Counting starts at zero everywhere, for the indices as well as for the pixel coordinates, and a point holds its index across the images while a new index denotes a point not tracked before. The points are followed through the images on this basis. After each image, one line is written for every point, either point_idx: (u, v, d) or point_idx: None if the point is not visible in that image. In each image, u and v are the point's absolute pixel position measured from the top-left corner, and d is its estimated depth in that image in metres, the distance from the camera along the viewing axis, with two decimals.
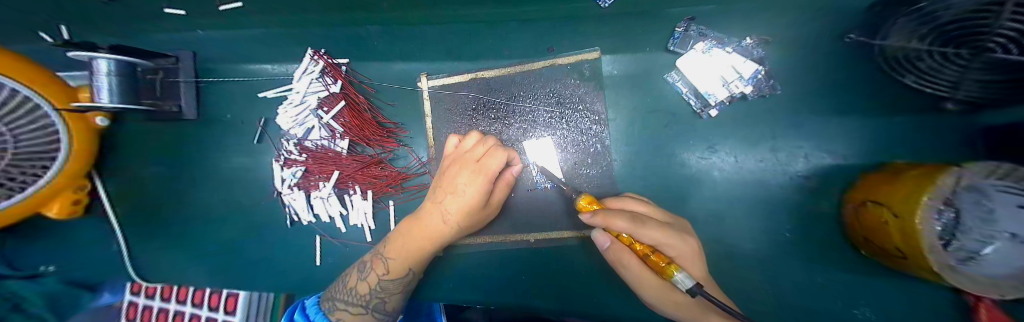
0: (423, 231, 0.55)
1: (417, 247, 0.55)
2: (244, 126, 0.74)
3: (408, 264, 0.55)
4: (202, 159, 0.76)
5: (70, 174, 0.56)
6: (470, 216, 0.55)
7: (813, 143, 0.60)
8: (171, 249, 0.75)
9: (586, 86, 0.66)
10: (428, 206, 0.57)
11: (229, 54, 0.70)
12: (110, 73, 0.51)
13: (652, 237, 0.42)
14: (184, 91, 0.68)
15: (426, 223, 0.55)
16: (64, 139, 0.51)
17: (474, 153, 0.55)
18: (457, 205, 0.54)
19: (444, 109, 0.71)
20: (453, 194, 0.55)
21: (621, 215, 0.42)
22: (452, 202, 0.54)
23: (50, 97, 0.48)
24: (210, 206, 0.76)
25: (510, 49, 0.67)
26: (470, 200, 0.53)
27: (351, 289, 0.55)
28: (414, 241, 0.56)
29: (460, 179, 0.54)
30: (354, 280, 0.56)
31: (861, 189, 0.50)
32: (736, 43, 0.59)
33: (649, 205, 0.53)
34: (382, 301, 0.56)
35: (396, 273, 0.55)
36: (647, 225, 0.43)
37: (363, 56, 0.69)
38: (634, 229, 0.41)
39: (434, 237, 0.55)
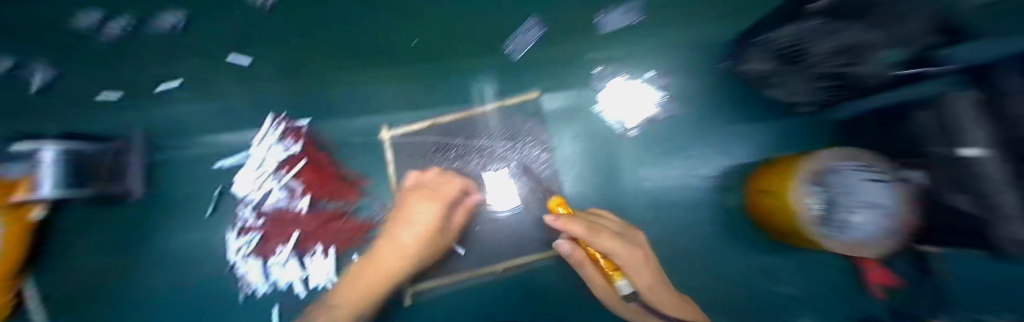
0: (375, 270, 0.58)
1: (366, 288, 0.57)
2: (198, 196, 0.73)
3: (359, 306, 0.57)
4: (142, 237, 0.71)
5: None
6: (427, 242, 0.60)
7: (719, 147, 0.72)
8: None
9: (531, 120, 0.75)
10: (382, 244, 0.61)
11: (181, 127, 0.70)
12: (57, 158, 0.56)
13: (613, 249, 0.49)
14: (131, 170, 0.67)
15: (381, 261, 0.58)
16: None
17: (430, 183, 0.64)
18: (411, 234, 0.58)
19: (406, 154, 0.76)
20: (405, 224, 0.59)
21: (580, 221, 0.50)
22: (406, 231, 0.58)
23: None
24: (147, 288, 0.69)
25: (462, 96, 0.76)
26: (424, 228, 0.58)
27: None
28: (366, 283, 0.57)
29: (416, 208, 0.59)
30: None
31: (750, 182, 0.62)
32: (644, 75, 0.73)
33: (610, 218, 0.61)
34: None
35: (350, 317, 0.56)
36: (602, 235, 0.50)
37: (323, 116, 0.73)
38: (593, 235, 0.49)
39: (388, 274, 0.58)
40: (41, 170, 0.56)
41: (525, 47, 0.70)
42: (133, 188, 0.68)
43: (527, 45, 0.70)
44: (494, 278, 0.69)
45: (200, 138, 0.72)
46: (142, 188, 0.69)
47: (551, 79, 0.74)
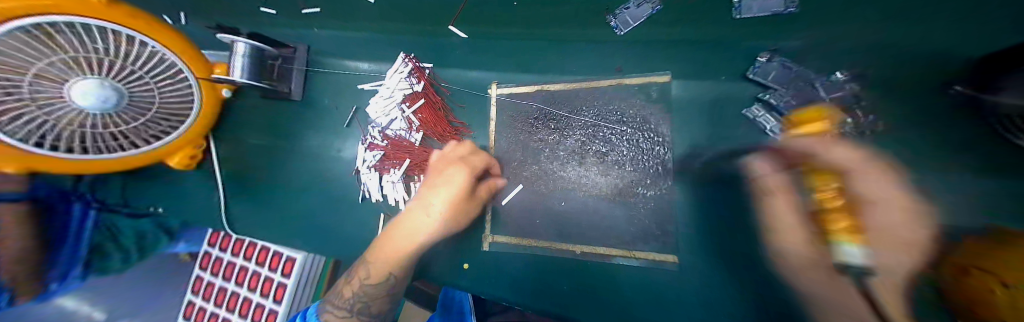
0: (407, 231, 0.59)
1: (399, 248, 0.59)
2: (335, 110, 0.86)
3: (386, 268, 0.58)
4: (294, 133, 0.88)
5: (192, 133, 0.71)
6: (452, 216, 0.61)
7: None
8: (257, 207, 0.87)
9: (652, 107, 0.67)
10: (410, 208, 0.62)
11: (335, 49, 0.83)
12: (243, 54, 0.67)
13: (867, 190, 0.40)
14: (294, 77, 0.82)
15: (404, 224, 0.60)
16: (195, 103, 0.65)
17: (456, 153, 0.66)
18: (442, 199, 0.60)
19: (509, 114, 0.77)
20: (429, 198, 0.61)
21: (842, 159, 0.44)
22: (434, 196, 0.60)
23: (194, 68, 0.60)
24: (293, 173, 0.88)
25: (578, 66, 0.72)
26: (453, 193, 0.60)
27: (340, 292, 0.60)
28: (397, 243, 0.59)
29: (449, 172, 0.61)
30: (343, 286, 0.60)
31: None
32: (825, 77, 0.56)
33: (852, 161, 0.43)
34: (364, 307, 0.58)
35: (375, 278, 0.58)
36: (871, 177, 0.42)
37: (443, 61, 0.78)
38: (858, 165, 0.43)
39: (415, 238, 0.59)
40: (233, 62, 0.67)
41: (631, 22, 0.65)
42: (293, 92, 0.83)
43: (635, 21, 0.65)
44: (573, 257, 0.68)
45: (346, 62, 0.84)
46: (299, 94, 0.84)
47: (688, 65, 0.65)
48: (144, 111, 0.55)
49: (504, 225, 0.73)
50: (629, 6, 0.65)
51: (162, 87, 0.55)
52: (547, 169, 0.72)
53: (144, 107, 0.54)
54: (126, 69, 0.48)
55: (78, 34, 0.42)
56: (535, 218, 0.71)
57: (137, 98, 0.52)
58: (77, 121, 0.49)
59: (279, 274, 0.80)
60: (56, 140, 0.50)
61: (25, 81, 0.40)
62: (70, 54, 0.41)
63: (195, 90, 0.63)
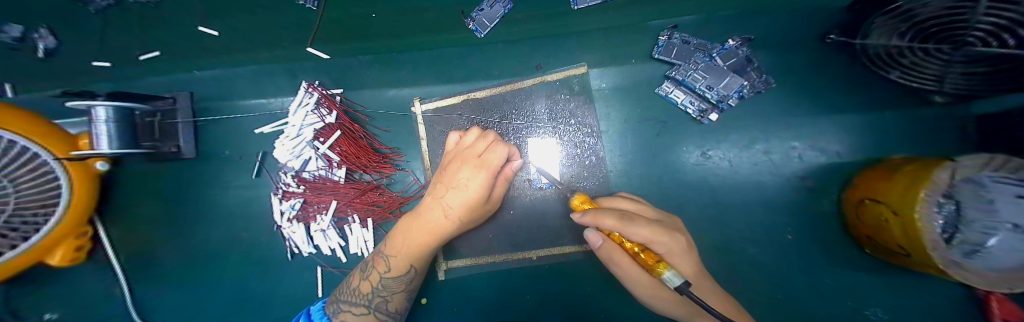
0: (422, 226, 0.53)
1: (416, 243, 0.53)
2: (242, 161, 0.75)
3: (408, 260, 0.53)
4: (201, 195, 0.76)
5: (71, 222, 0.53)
6: (472, 211, 0.54)
7: (805, 142, 0.60)
8: (172, 290, 0.74)
9: (576, 100, 0.66)
10: (428, 202, 0.55)
11: (225, 92, 0.72)
12: (110, 119, 0.51)
13: (640, 235, 0.41)
14: (182, 131, 0.69)
15: (425, 219, 0.53)
16: (65, 194, 0.50)
17: (475, 149, 0.55)
18: (460, 199, 0.52)
19: (438, 130, 0.71)
20: (453, 189, 0.53)
21: (610, 212, 0.42)
22: (454, 196, 0.52)
23: (53, 148, 0.47)
24: (209, 241, 0.76)
25: (500, 68, 0.69)
26: (473, 194, 0.52)
27: (353, 289, 0.53)
28: (414, 238, 0.53)
29: (464, 173, 0.53)
30: (358, 279, 0.54)
31: (859, 187, 0.51)
32: (720, 46, 0.59)
33: (641, 204, 0.52)
34: (383, 301, 0.53)
35: (396, 271, 0.53)
36: (637, 222, 0.42)
37: (355, 85, 0.70)
38: (623, 226, 0.40)
39: (435, 232, 0.53)
40: (95, 130, 0.51)
41: (489, 23, 0.59)
42: (184, 149, 0.70)
43: (490, 22, 0.59)
44: (530, 263, 0.67)
45: (247, 103, 0.74)
46: (192, 150, 0.71)
47: (604, 51, 0.64)
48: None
49: (457, 249, 0.68)
50: (482, 6, 0.58)
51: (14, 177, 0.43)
52: None
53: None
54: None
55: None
56: (487, 233, 0.68)
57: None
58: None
59: None
60: None
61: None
62: None
63: (65, 178, 0.49)
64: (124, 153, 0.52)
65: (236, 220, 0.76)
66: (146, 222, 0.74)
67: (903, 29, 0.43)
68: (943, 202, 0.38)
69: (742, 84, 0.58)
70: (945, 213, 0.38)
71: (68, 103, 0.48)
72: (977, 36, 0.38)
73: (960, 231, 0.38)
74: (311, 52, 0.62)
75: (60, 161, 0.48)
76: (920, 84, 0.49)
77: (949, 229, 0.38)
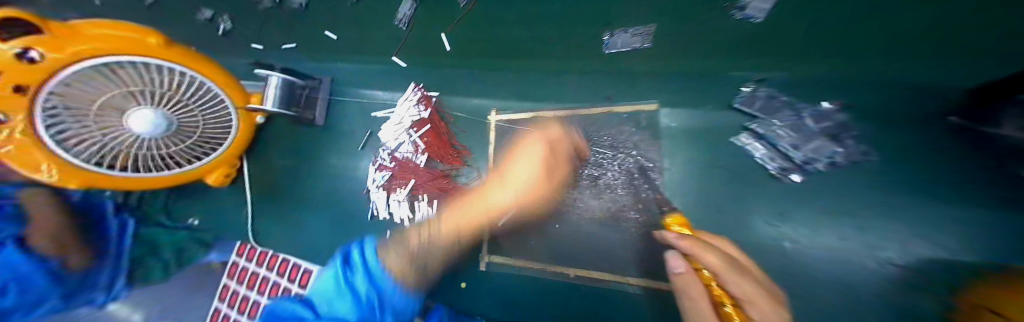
0: (484, 201, 0.65)
1: (470, 208, 0.63)
2: (352, 134, 0.95)
3: (459, 230, 0.58)
4: (315, 155, 0.98)
5: (232, 152, 0.79)
6: (538, 185, 0.68)
7: (912, 228, 0.53)
8: (282, 222, 0.96)
9: (641, 134, 0.70)
10: (490, 185, 0.70)
11: (353, 81, 0.92)
12: (275, 86, 0.76)
13: (740, 288, 0.37)
14: (319, 105, 0.92)
15: (484, 200, 0.65)
16: (233, 129, 0.74)
17: (530, 143, 0.72)
18: (512, 185, 0.67)
19: (506, 139, 0.81)
20: (503, 173, 0.71)
21: (717, 252, 0.41)
22: (517, 172, 0.67)
23: (234, 98, 0.69)
24: (312, 191, 0.97)
25: (575, 95, 0.77)
26: (536, 160, 0.68)
27: (421, 226, 0.54)
28: (468, 209, 0.63)
29: (525, 164, 0.68)
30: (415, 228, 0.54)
31: (966, 294, 0.42)
32: (813, 107, 0.58)
33: (753, 263, 0.46)
34: (435, 282, 0.66)
35: (453, 235, 0.57)
36: (748, 278, 0.38)
37: (448, 91, 0.85)
38: (724, 268, 0.38)
39: (489, 205, 0.64)
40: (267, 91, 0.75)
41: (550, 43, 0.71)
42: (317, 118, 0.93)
43: None
44: (564, 279, 0.70)
45: (364, 91, 0.93)
46: (323, 119, 0.93)
47: (676, 95, 0.68)
48: (188, 134, 0.64)
49: (502, 247, 0.76)
50: None
51: (205, 112, 0.64)
52: None
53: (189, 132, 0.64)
54: (163, 93, 0.55)
55: (142, 70, 0.52)
56: (530, 240, 0.74)
57: (184, 122, 0.61)
58: (134, 144, 0.58)
59: (293, 285, 0.85)
60: (81, 151, 0.54)
61: (92, 111, 0.50)
62: (129, 89, 0.51)
63: (234, 117, 0.71)
64: (276, 111, 0.74)
65: (336, 179, 0.95)
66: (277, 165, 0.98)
67: (1004, 123, 0.41)
68: None
69: (833, 151, 0.56)
70: None
71: (258, 70, 0.73)
72: None
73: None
74: (393, 60, 0.82)
75: (235, 108, 0.70)
76: None
77: None
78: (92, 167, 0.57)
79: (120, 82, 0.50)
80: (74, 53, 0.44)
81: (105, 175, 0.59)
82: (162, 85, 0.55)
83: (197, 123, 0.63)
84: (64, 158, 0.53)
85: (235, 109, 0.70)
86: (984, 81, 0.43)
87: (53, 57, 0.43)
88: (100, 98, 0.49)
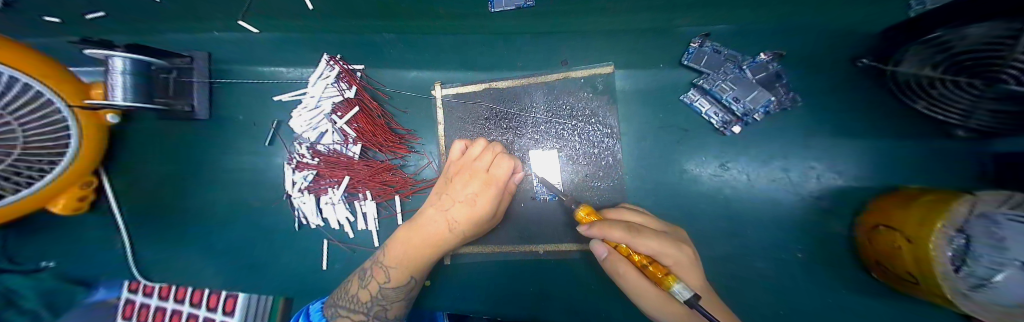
0: (423, 235, 0.53)
1: (416, 254, 0.53)
2: (256, 127, 0.75)
3: (408, 272, 0.53)
4: (209, 158, 0.75)
5: (76, 170, 0.52)
6: (474, 225, 0.54)
7: (825, 164, 0.61)
8: (173, 249, 0.73)
9: (599, 99, 0.66)
10: (428, 211, 0.55)
11: (243, 57, 0.70)
12: (126, 71, 0.51)
13: (649, 247, 0.41)
14: (196, 90, 0.68)
15: (425, 229, 0.53)
16: (74, 133, 0.48)
17: (480, 162, 0.55)
18: (465, 211, 0.53)
19: (457, 117, 0.71)
20: (459, 201, 0.54)
21: (619, 224, 0.41)
22: (459, 209, 0.53)
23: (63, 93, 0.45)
24: (213, 205, 0.75)
25: (523, 60, 0.68)
26: (477, 208, 0.53)
27: (352, 296, 0.53)
28: (414, 249, 0.53)
29: (470, 187, 0.54)
30: (356, 287, 0.53)
31: (874, 212, 0.51)
32: (751, 59, 0.58)
33: (647, 217, 0.52)
34: (383, 309, 0.53)
35: (396, 282, 0.53)
36: (641, 234, 0.41)
37: (377, 62, 0.70)
38: (630, 238, 0.40)
39: (437, 242, 0.53)
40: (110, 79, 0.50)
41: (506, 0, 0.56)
42: (198, 110, 0.69)
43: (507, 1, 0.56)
44: (534, 257, 0.67)
45: (259, 70, 0.73)
46: (206, 112, 0.71)
47: (631, 54, 0.65)
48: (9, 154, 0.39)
49: None
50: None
51: (24, 120, 0.40)
52: None
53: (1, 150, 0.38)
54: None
55: None
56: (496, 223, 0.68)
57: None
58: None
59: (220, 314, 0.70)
60: None
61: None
62: None
63: (72, 123, 0.47)
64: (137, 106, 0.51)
65: (243, 185, 0.75)
66: (151, 177, 0.74)
67: (939, 59, 0.42)
68: (954, 234, 0.35)
69: (770, 99, 0.56)
70: (955, 246, 0.35)
71: (85, 50, 0.47)
72: (1010, 74, 0.35)
73: (967, 265, 0.34)
74: (242, 25, 0.63)
75: (70, 108, 0.46)
76: (944, 117, 0.50)
77: (956, 262, 0.35)
78: None
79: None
80: None
81: None
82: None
83: (16, 137, 0.39)
84: None
85: (70, 110, 0.46)
86: (906, 22, 0.47)
87: None
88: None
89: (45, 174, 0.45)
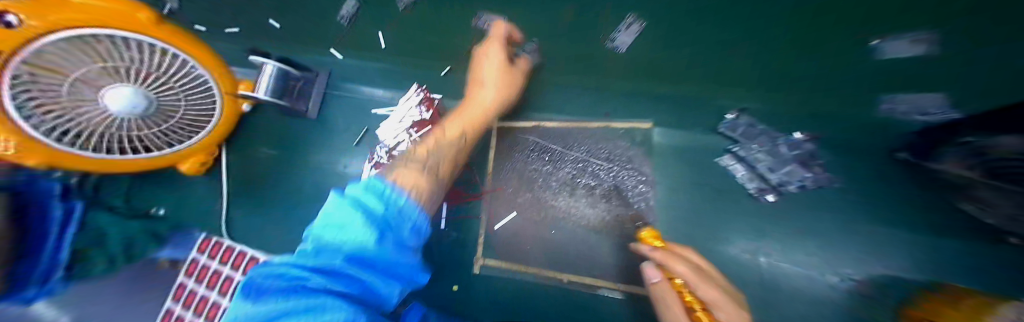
0: (475, 104, 0.64)
1: (472, 113, 0.62)
2: (348, 130, 0.93)
3: (463, 126, 0.60)
4: (306, 148, 0.94)
5: (213, 137, 0.73)
6: (506, 88, 0.66)
7: (864, 248, 0.62)
8: (260, 220, 0.89)
9: (635, 149, 0.75)
10: (466, 101, 0.65)
11: (356, 77, 0.92)
12: (272, 75, 0.73)
13: (708, 296, 0.42)
14: (313, 97, 0.91)
15: (473, 101, 0.64)
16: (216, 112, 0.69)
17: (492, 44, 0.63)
18: (493, 74, 0.64)
19: (507, 145, 0.82)
20: (483, 84, 0.64)
21: (689, 264, 0.46)
22: (487, 90, 0.64)
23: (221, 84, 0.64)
24: (299, 187, 0.92)
25: (573, 108, 0.80)
26: (495, 71, 0.63)
27: (406, 157, 0.48)
28: (467, 111, 0.63)
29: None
30: (400, 162, 0.45)
31: (912, 308, 0.50)
32: (788, 137, 0.64)
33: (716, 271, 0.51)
34: (434, 165, 0.48)
35: (453, 135, 0.57)
36: (710, 284, 0.44)
37: (452, 94, 0.86)
38: (696, 279, 0.43)
39: (486, 108, 0.64)
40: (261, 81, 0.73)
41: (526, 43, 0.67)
42: (309, 111, 0.91)
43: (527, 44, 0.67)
44: (558, 285, 0.71)
45: (361, 88, 0.93)
46: (316, 113, 0.93)
47: (670, 116, 0.74)
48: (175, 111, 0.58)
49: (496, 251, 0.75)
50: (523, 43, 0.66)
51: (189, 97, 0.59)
52: (539, 198, 0.77)
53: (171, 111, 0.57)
54: (143, 71, 0.49)
55: (120, 46, 0.46)
56: (525, 244, 0.74)
57: (164, 103, 0.54)
58: (108, 125, 0.52)
59: None
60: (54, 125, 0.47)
61: (67, 89, 0.44)
62: (109, 64, 0.45)
63: (218, 102, 0.67)
64: (269, 101, 0.72)
65: (326, 174, 0.92)
66: (262, 155, 0.94)
67: (970, 163, 0.45)
68: None
69: (803, 176, 0.63)
70: None
71: (254, 59, 0.71)
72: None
73: None
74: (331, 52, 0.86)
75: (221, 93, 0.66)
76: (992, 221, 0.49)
77: None
78: (60, 145, 0.49)
79: (91, 55, 0.43)
80: (51, 22, 0.37)
81: (72, 152, 0.51)
82: (138, 61, 0.49)
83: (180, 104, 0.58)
84: (32, 135, 0.46)
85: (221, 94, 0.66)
86: (935, 125, 0.51)
87: (32, 24, 0.36)
88: (74, 71, 0.43)
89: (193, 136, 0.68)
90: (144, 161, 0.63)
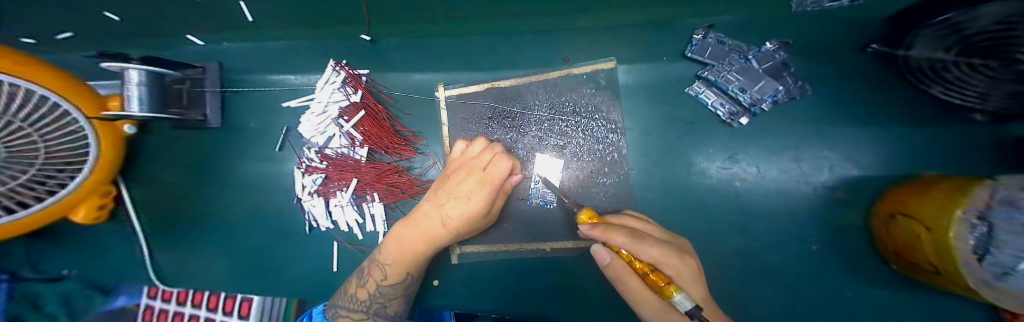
0: (412, 234, 0.54)
1: (407, 248, 0.53)
2: (268, 133, 0.77)
3: (407, 268, 0.54)
4: (221, 165, 0.77)
5: (98, 178, 0.54)
6: (471, 221, 0.55)
7: (837, 152, 0.61)
8: (191, 258, 0.75)
9: (602, 95, 0.67)
10: (426, 207, 0.56)
11: (254, 66, 0.72)
12: (141, 82, 0.50)
13: (649, 255, 0.42)
14: (209, 99, 0.70)
15: (420, 226, 0.54)
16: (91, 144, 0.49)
17: (480, 161, 0.56)
18: (457, 209, 0.53)
19: (460, 117, 0.72)
20: (454, 198, 0.54)
21: (621, 230, 0.44)
22: (453, 206, 0.54)
23: (82, 106, 0.45)
24: (229, 211, 0.77)
25: (528, 60, 0.69)
26: (471, 206, 0.53)
27: (351, 296, 0.54)
28: (404, 245, 0.53)
29: (466, 184, 0.54)
30: (354, 286, 0.55)
31: (892, 200, 0.49)
32: (758, 48, 0.59)
33: (646, 223, 0.55)
34: (382, 306, 0.54)
35: (393, 277, 0.53)
36: (645, 242, 0.44)
37: (381, 67, 0.70)
38: (632, 244, 0.42)
39: (430, 240, 0.54)
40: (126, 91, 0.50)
41: None
42: (210, 118, 0.71)
43: None
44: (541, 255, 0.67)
45: (268, 77, 0.74)
46: (219, 119, 0.73)
47: (636, 50, 0.65)
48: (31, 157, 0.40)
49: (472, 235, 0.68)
50: None
51: (48, 136, 0.41)
52: None
53: (26, 159, 0.40)
54: None
55: None
56: (501, 221, 0.68)
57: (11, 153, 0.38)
58: None
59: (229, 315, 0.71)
60: None
61: None
62: None
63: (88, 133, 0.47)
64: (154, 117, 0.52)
65: (257, 190, 0.77)
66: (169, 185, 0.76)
67: (949, 43, 0.41)
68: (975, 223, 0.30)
69: (776, 89, 0.59)
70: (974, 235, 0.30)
71: (102, 64, 0.47)
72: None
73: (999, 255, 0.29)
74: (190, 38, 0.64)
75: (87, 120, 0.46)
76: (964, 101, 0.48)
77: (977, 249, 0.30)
78: None
79: None
80: None
81: None
82: None
83: (38, 147, 0.40)
84: None
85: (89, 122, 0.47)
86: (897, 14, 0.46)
87: None
88: None
89: (67, 184, 0.47)
90: (11, 228, 0.44)
